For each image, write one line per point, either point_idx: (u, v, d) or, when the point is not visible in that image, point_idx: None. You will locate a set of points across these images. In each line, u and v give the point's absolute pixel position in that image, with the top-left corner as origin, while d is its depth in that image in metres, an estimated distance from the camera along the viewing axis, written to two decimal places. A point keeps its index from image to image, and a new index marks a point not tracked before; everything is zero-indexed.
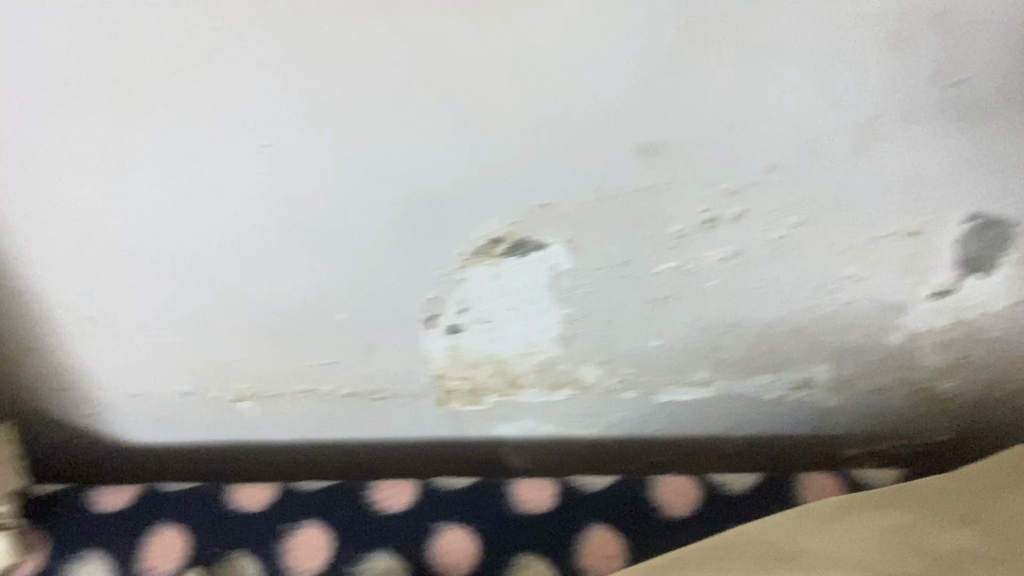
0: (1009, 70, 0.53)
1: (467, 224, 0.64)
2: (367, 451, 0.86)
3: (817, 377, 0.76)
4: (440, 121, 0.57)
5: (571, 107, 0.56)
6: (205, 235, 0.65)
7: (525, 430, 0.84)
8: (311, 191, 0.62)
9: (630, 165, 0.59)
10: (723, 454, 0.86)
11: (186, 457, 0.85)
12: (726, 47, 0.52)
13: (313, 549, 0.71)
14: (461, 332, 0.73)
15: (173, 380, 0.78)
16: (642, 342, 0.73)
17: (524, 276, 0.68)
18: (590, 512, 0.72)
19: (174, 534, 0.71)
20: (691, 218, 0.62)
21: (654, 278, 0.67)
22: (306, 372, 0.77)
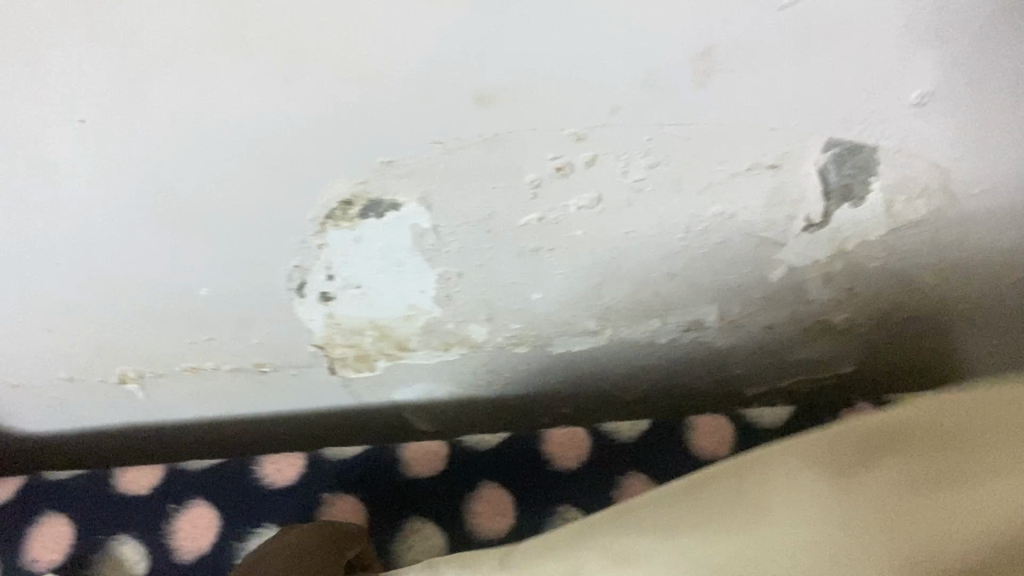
0: None
1: (315, 187, 0.62)
2: (267, 424, 0.84)
3: (707, 318, 0.75)
4: (259, 87, 0.54)
5: (393, 62, 0.53)
6: (46, 220, 0.62)
7: (424, 393, 0.83)
8: (144, 167, 0.59)
9: (469, 116, 0.57)
10: (629, 400, 0.85)
11: (84, 439, 0.84)
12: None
13: (199, 529, 0.70)
14: (335, 299, 0.71)
15: (50, 368, 0.75)
16: (522, 296, 0.71)
17: (387, 237, 0.66)
18: (479, 471, 0.71)
19: (59, 523, 0.71)
20: (543, 166, 0.60)
21: (519, 230, 0.65)
22: (185, 350, 0.75)
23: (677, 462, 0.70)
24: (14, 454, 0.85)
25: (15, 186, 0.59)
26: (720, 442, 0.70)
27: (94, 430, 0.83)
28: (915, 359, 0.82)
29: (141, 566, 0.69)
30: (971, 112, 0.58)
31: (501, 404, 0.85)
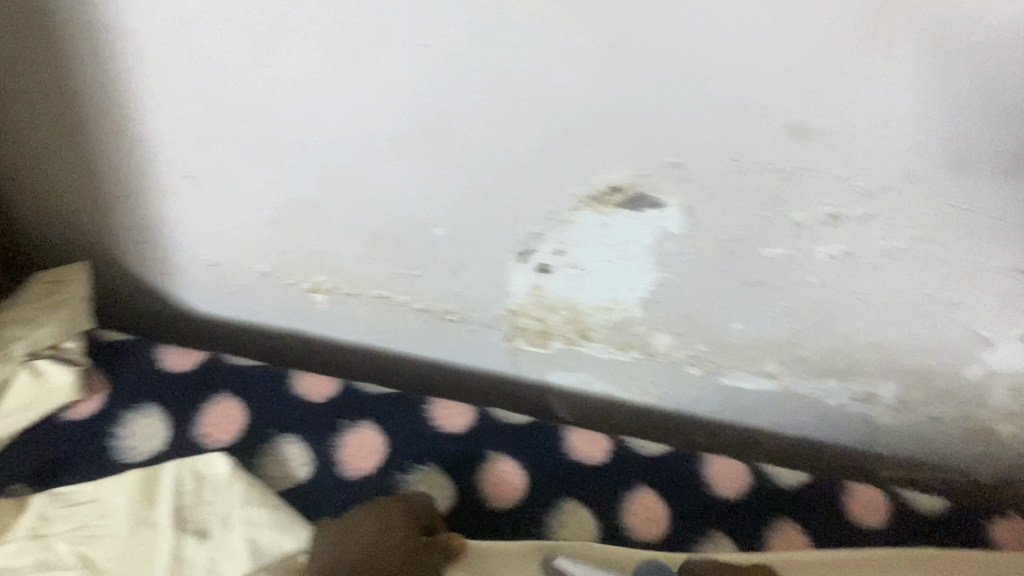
0: None
1: (594, 167, 0.64)
2: (421, 370, 0.87)
3: (881, 393, 0.77)
4: (603, 59, 0.57)
5: (735, 74, 0.56)
6: (333, 120, 0.65)
7: (580, 384, 0.85)
8: (451, 99, 0.62)
9: (773, 142, 0.59)
10: (763, 450, 0.87)
11: (245, 334, 0.86)
12: (906, 43, 0.52)
13: (365, 451, 0.72)
14: (550, 273, 0.73)
15: (254, 259, 0.78)
16: (724, 324, 0.73)
17: (632, 231, 0.67)
18: (638, 474, 0.73)
19: (234, 407, 0.73)
20: (815, 209, 0.63)
21: (760, 262, 0.67)
22: (386, 278, 0.77)
23: (830, 522, 0.72)
24: (173, 328, 0.87)
25: (326, 82, 0.63)
26: (872, 512, 0.72)
27: (259, 327, 0.85)
28: None
29: (303, 471, 0.71)
30: None
31: (644, 417, 0.86)
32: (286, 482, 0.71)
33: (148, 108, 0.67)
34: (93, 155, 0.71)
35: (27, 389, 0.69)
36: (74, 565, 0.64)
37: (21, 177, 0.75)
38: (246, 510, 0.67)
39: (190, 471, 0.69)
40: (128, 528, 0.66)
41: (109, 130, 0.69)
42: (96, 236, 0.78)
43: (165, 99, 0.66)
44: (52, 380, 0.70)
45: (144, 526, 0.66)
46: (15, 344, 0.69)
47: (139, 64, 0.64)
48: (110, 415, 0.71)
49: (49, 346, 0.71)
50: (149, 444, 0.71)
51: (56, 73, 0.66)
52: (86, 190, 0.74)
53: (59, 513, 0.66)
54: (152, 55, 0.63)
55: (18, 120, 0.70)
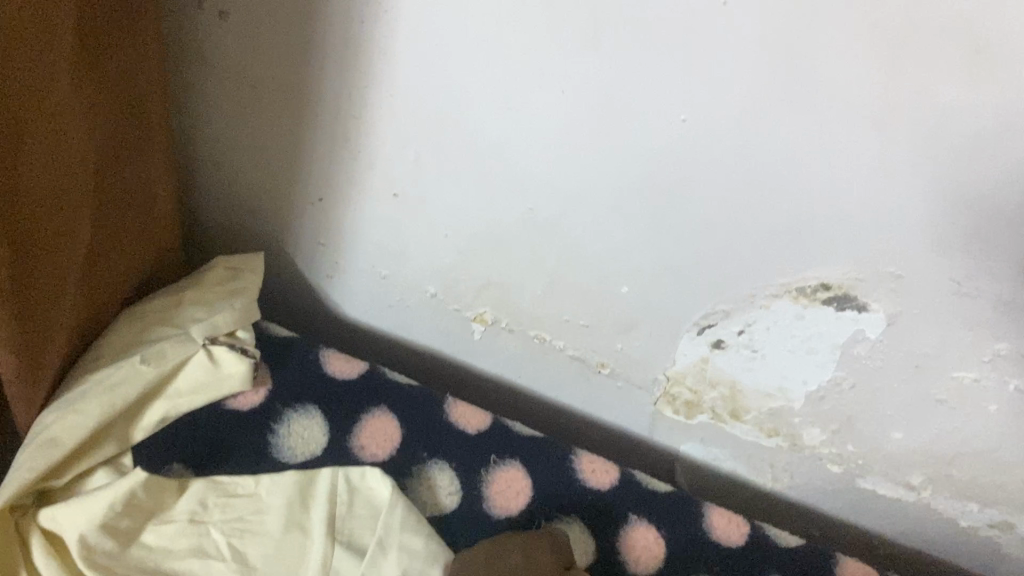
0: None
1: (808, 262, 0.65)
2: (554, 411, 0.87)
3: (1018, 524, 0.77)
4: (858, 165, 0.58)
5: (990, 205, 0.56)
6: (558, 169, 0.66)
7: (710, 459, 0.85)
8: (687, 171, 0.63)
9: (1004, 278, 0.60)
10: (876, 553, 0.86)
11: (389, 345, 0.87)
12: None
13: (513, 491, 0.72)
14: (722, 350, 0.74)
15: (426, 280, 0.78)
16: (884, 431, 0.74)
17: (827, 327, 0.68)
18: (772, 562, 0.73)
19: (388, 422, 0.73)
20: (1022, 343, 0.63)
21: (945, 380, 0.68)
22: (553, 322, 0.78)
23: None
24: (319, 326, 0.88)
25: (567, 132, 0.63)
26: None
27: (406, 342, 0.86)
28: None
29: (451, 500, 0.71)
30: None
31: (764, 501, 0.86)
32: (434, 508, 0.71)
33: (375, 123, 0.68)
34: (304, 155, 0.72)
35: (201, 374, 0.69)
36: (228, 555, 0.64)
37: (223, 160, 0.76)
38: (403, 535, 0.66)
39: (345, 481, 0.69)
40: (281, 529, 0.66)
41: (328, 137, 0.70)
42: (277, 229, 0.79)
43: (396, 118, 0.67)
44: (224, 368, 0.70)
45: (296, 529, 0.66)
46: (195, 327, 0.70)
47: (384, 83, 0.65)
48: (272, 412, 0.71)
49: (225, 332, 0.72)
50: (307, 448, 0.71)
51: (296, 76, 0.67)
52: (284, 185, 0.75)
53: (217, 501, 0.67)
54: (400, 76, 0.64)
55: (241, 109, 0.71)
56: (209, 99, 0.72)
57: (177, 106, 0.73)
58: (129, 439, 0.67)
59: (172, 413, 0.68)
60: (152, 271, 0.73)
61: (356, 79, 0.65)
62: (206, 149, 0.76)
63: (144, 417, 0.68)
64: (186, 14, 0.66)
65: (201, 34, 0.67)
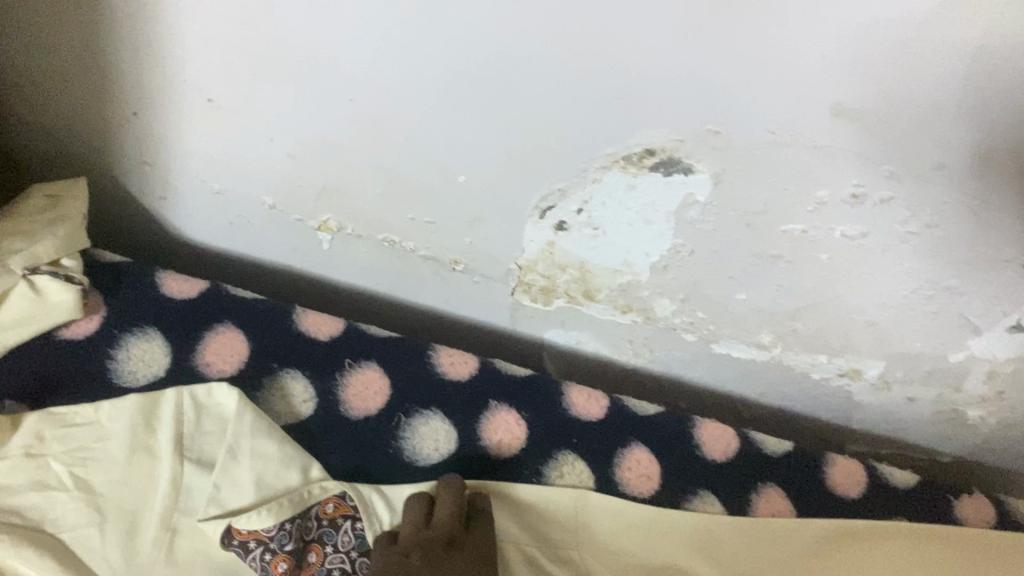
0: None
1: (630, 132, 0.65)
2: (418, 314, 0.87)
3: (865, 371, 0.80)
4: (660, 32, 0.57)
5: (792, 57, 0.57)
6: (370, 62, 0.63)
7: (574, 343, 0.87)
8: (496, 53, 0.61)
9: (817, 124, 0.61)
10: (739, 415, 0.90)
11: (241, 265, 0.85)
12: (978, 41, 0.52)
13: (370, 392, 0.71)
14: (565, 231, 0.74)
15: (264, 192, 0.76)
16: (728, 292, 0.76)
17: (658, 196, 0.69)
18: (634, 430, 0.74)
19: (235, 337, 0.71)
20: (841, 189, 0.65)
21: (776, 235, 0.69)
22: (399, 224, 0.77)
23: (812, 488, 0.75)
24: (168, 250, 0.85)
25: (370, 25, 0.60)
26: (850, 482, 0.75)
27: (258, 260, 0.84)
28: (1007, 481, 0.89)
29: (307, 407, 0.70)
30: None
31: (630, 376, 0.89)
32: (289, 417, 0.70)
33: (174, 28, 0.64)
34: (109, 67, 0.68)
35: (26, 305, 0.65)
36: (71, 485, 0.63)
37: (28, 84, 0.72)
38: (254, 439, 0.65)
39: (190, 399, 0.67)
40: (126, 454, 0.64)
41: (131, 47, 0.66)
42: (102, 151, 0.76)
43: (193, 22, 0.63)
44: (50, 297, 0.66)
45: (143, 451, 0.65)
46: (13, 258, 0.65)
47: None
48: (109, 338, 0.69)
49: (47, 261, 0.68)
50: (150, 369, 0.69)
51: None
52: (97, 102, 0.71)
53: (54, 433, 0.64)
54: None
55: (32, 26, 0.67)
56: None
57: None
58: None
59: None
60: None
61: None
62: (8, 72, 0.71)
63: None
64: None
65: None
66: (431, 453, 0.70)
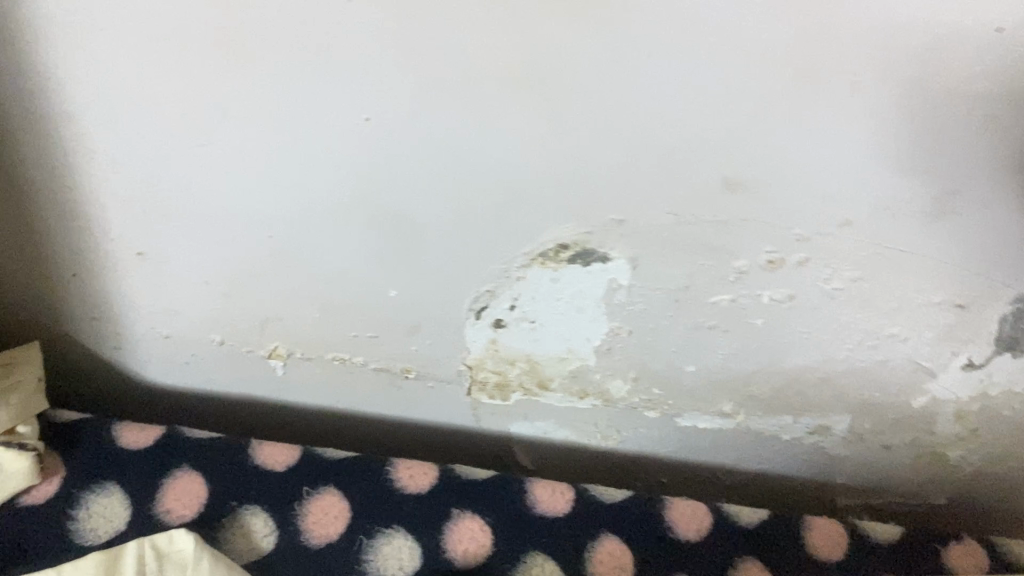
0: None
1: (539, 228, 0.66)
2: (382, 427, 0.87)
3: (833, 426, 0.78)
4: (540, 128, 0.59)
5: (669, 133, 0.58)
6: (281, 194, 0.66)
7: (542, 434, 0.86)
8: (396, 168, 0.63)
9: (713, 197, 0.61)
10: (722, 487, 0.88)
11: (203, 404, 0.86)
12: (835, 92, 0.54)
13: (332, 517, 0.72)
14: (504, 327, 0.75)
15: (209, 330, 0.78)
16: (677, 367, 0.75)
17: (582, 284, 0.69)
18: (602, 520, 0.74)
19: (194, 480, 0.72)
20: (756, 256, 0.65)
21: (707, 308, 0.69)
22: (344, 342, 0.78)
23: (791, 555, 0.73)
24: (131, 397, 0.87)
25: (274, 158, 0.64)
26: (831, 544, 0.74)
27: (218, 395, 0.85)
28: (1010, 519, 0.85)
29: (269, 541, 0.71)
30: None
31: (606, 461, 0.87)
32: (251, 553, 0.70)
33: (95, 190, 0.67)
34: (42, 235, 0.71)
35: None
36: None
37: None
38: None
39: (153, 548, 0.68)
40: None
41: (58, 214, 0.69)
42: (49, 315, 0.78)
43: (111, 181, 0.67)
44: (7, 468, 0.69)
45: None
46: None
47: (84, 148, 0.65)
48: (68, 498, 0.70)
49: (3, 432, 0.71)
50: (110, 524, 0.70)
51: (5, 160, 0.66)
52: (37, 272, 0.74)
53: None
54: (97, 139, 0.64)
55: None
56: None
57: None
58: None
59: None
60: None
61: (59, 150, 0.65)
62: None
63: None
64: None
65: None
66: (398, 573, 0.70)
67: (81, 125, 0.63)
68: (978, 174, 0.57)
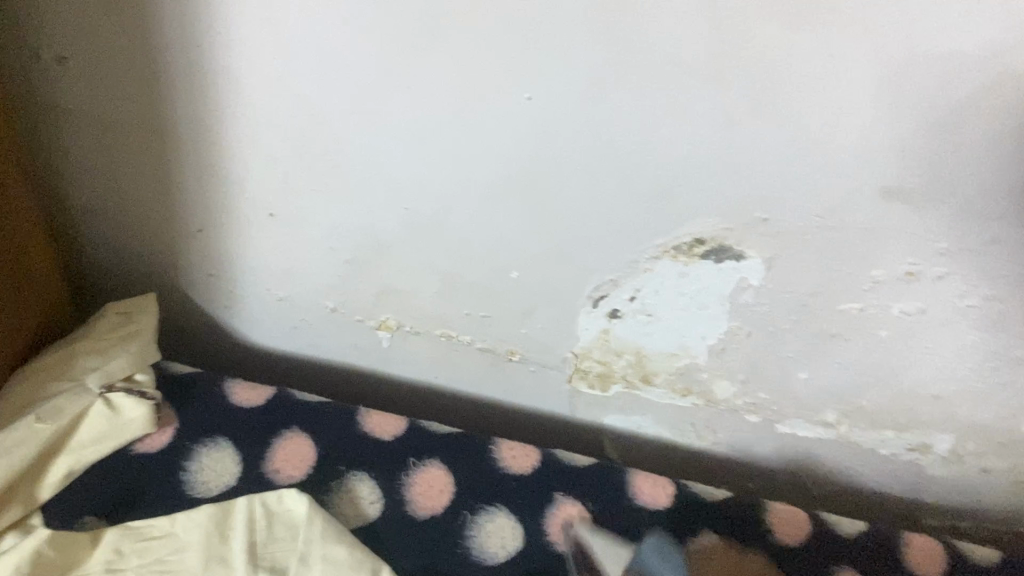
0: None
1: (677, 222, 0.66)
2: (476, 406, 0.88)
3: (936, 444, 0.78)
4: (700, 122, 0.59)
5: (833, 138, 0.58)
6: (423, 165, 0.66)
7: (635, 427, 0.86)
8: (544, 150, 0.63)
9: (863, 205, 0.61)
10: (811, 497, 0.88)
11: (302, 368, 0.87)
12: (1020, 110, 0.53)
13: (436, 490, 0.72)
14: (619, 318, 0.75)
15: (324, 296, 0.78)
16: (789, 372, 0.75)
17: (711, 281, 0.69)
18: (701, 519, 0.73)
19: (302, 442, 0.72)
20: (895, 267, 0.64)
21: (833, 315, 0.69)
22: (455, 320, 0.78)
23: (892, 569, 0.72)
24: (232, 356, 0.88)
25: (422, 131, 0.63)
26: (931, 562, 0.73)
27: (319, 361, 0.86)
28: None
29: (375, 509, 0.70)
30: None
31: (695, 459, 0.88)
32: (358, 519, 0.70)
33: (238, 147, 0.68)
34: (176, 187, 0.72)
35: (102, 423, 0.69)
36: None
37: (101, 206, 0.76)
38: (325, 546, 0.66)
39: (262, 506, 0.68)
40: (201, 565, 0.64)
41: (196, 168, 0.70)
42: (169, 266, 0.79)
43: (256, 140, 0.67)
44: (126, 414, 0.70)
45: (217, 561, 0.64)
46: (90, 377, 0.70)
47: (236, 105, 0.65)
48: (181, 449, 0.71)
49: (122, 378, 0.71)
50: (221, 478, 0.70)
51: (154, 110, 0.67)
52: (165, 222, 0.75)
53: (132, 547, 0.65)
54: (248, 96, 0.64)
55: (107, 153, 0.71)
56: (73, 148, 0.72)
57: (43, 159, 0.73)
58: (36, 499, 0.66)
59: (78, 466, 0.68)
60: (45, 328, 0.73)
61: (210, 105, 0.66)
62: (83, 199, 0.76)
63: (49, 475, 0.67)
64: (30, 68, 0.67)
65: (48, 85, 0.68)
66: (499, 551, 0.70)
67: (238, 82, 0.64)
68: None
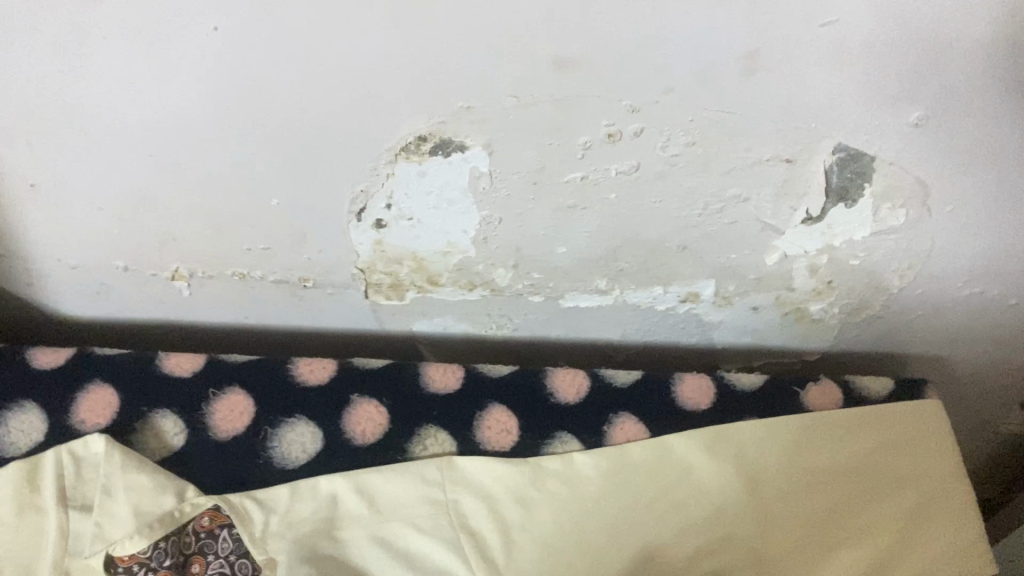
0: (882, 20, 0.58)
1: (392, 126, 0.69)
2: (298, 336, 0.96)
3: (701, 292, 0.87)
4: (373, 21, 0.60)
5: (503, 21, 0.60)
6: (145, 110, 0.68)
7: (442, 327, 0.94)
8: (239, 74, 0.65)
9: (546, 77, 0.65)
10: (613, 356, 0.99)
11: (124, 327, 0.95)
12: None
13: (236, 413, 0.77)
14: (385, 227, 0.80)
15: (112, 256, 0.84)
16: (549, 249, 0.82)
17: (447, 175, 0.74)
18: (489, 393, 0.79)
19: (107, 392, 0.77)
20: (597, 129, 0.69)
21: (562, 185, 0.75)
22: (239, 257, 0.84)
23: (666, 410, 0.80)
24: (58, 328, 0.94)
25: (133, 78, 0.65)
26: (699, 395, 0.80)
27: (134, 319, 0.93)
28: (860, 361, 0.98)
29: (179, 439, 0.75)
30: (958, 134, 0.68)
31: (506, 347, 0.98)
32: (164, 451, 0.75)
33: None
34: None
35: None
36: None
37: None
38: (127, 476, 0.71)
39: (69, 455, 0.72)
40: (13, 515, 0.70)
41: None
42: None
43: None
44: None
45: (30, 509, 0.70)
46: None
47: None
48: None
49: None
50: (30, 436, 0.74)
51: None
52: None
53: None
54: None
55: None
56: None
57: None
58: None
59: None
60: None
61: None
62: None
63: None
64: None
65: None
66: (300, 456, 0.75)
67: None
68: (791, 32, 0.60)
